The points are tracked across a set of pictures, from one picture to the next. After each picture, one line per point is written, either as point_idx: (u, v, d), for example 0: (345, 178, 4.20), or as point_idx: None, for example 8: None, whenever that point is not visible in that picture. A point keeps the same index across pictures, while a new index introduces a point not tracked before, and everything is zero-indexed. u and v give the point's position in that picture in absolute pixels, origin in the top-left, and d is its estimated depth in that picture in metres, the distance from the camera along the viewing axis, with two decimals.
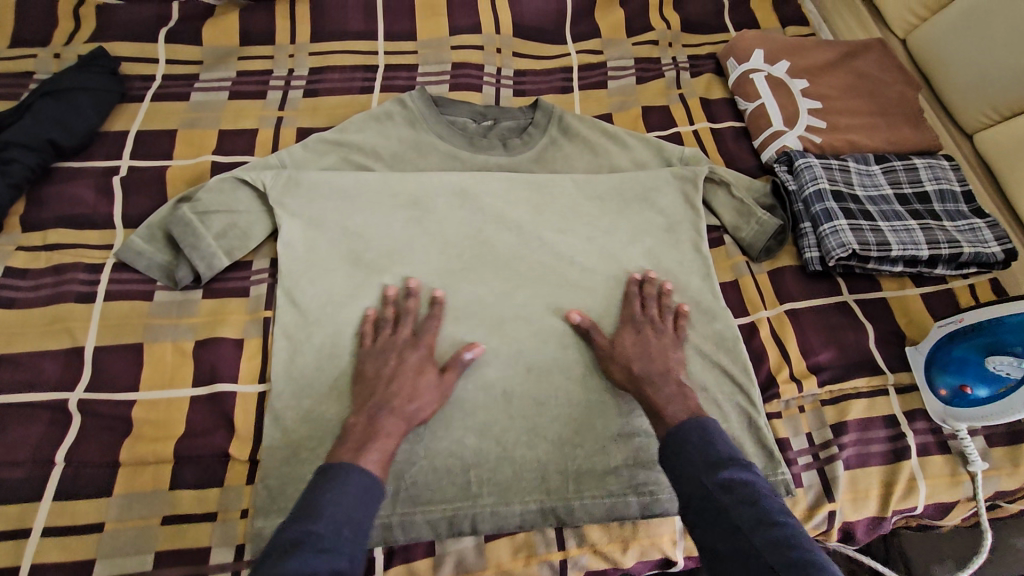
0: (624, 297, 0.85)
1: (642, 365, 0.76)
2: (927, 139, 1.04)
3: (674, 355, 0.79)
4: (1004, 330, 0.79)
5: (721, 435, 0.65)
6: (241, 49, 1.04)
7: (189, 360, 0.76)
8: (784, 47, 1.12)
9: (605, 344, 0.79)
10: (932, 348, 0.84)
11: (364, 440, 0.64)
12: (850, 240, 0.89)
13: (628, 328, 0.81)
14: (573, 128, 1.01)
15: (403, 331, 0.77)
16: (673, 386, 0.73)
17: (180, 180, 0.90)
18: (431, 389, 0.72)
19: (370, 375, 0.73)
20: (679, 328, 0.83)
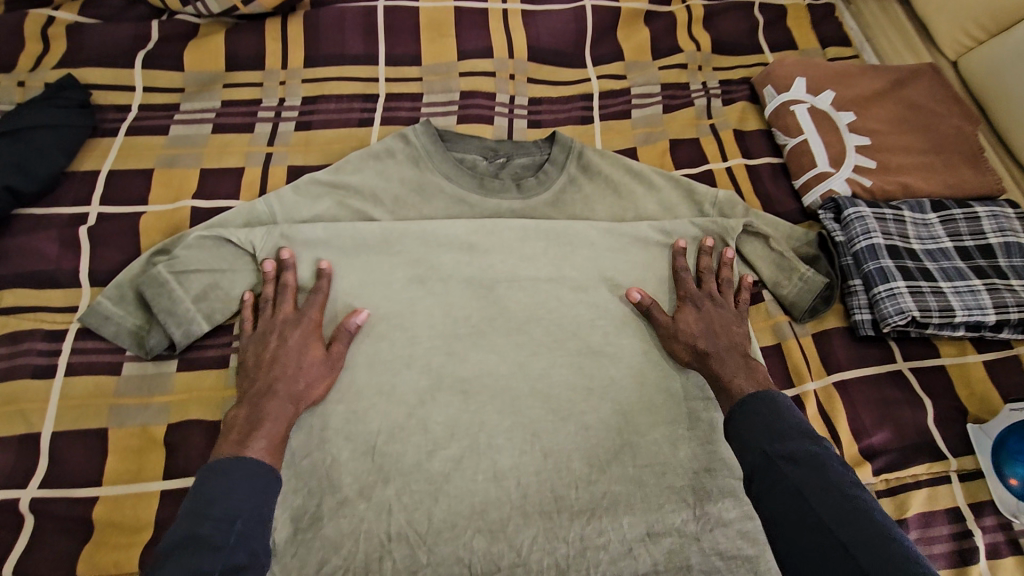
0: (674, 271, 0.83)
1: (710, 341, 0.76)
2: (988, 182, 0.94)
3: (738, 331, 0.78)
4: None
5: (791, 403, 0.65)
6: (226, 74, 0.94)
7: (160, 446, 0.67)
8: (827, 74, 1.01)
9: (667, 319, 0.78)
10: (1002, 432, 0.74)
11: (249, 432, 0.64)
12: (909, 305, 0.79)
13: (689, 304, 0.79)
14: (595, 167, 0.91)
15: (284, 309, 0.72)
16: (739, 360, 0.74)
17: (155, 230, 0.80)
18: (318, 367, 0.70)
19: (251, 362, 0.70)
20: (738, 300, 0.82)
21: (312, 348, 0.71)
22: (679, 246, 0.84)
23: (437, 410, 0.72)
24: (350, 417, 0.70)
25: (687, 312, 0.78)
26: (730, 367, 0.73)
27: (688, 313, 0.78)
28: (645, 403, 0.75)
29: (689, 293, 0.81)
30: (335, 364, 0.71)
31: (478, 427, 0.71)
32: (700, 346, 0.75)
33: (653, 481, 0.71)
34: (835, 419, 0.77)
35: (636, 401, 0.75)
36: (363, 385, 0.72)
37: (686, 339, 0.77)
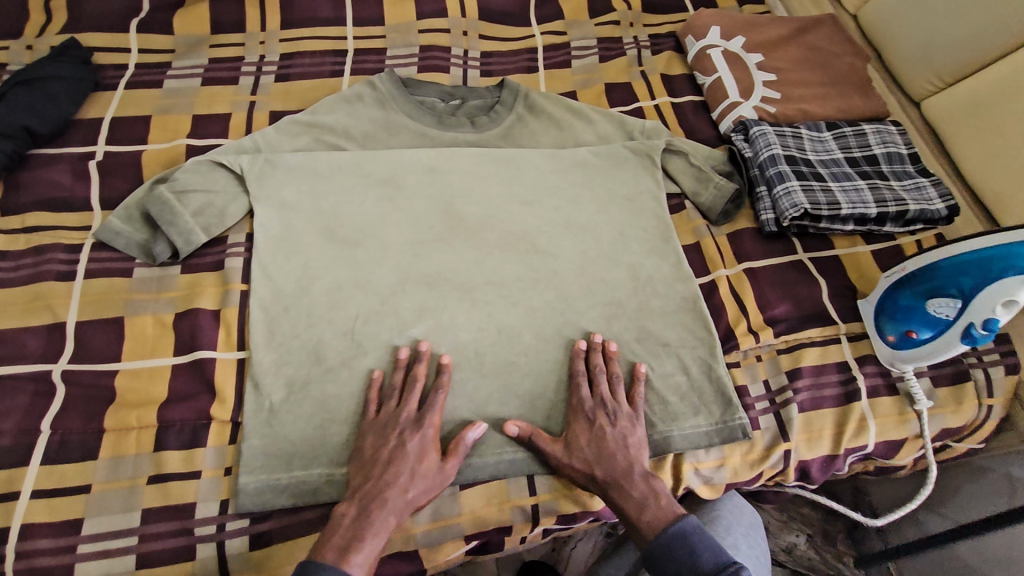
0: (570, 374, 0.81)
1: (604, 467, 0.73)
2: (875, 107, 1.09)
3: (634, 440, 0.75)
4: (941, 273, 0.79)
5: (703, 536, 0.67)
6: (212, 37, 1.06)
7: (169, 331, 0.79)
8: (739, 23, 1.16)
9: (556, 449, 0.74)
10: (880, 297, 0.87)
11: (353, 537, 0.65)
12: (801, 201, 0.93)
13: (576, 421, 0.76)
14: (539, 105, 1.05)
15: (408, 406, 0.74)
16: (641, 485, 0.72)
17: (155, 163, 0.92)
18: (432, 475, 0.70)
19: (367, 455, 0.70)
20: (634, 401, 0.79)
21: (429, 455, 0.71)
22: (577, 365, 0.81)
23: (406, 299, 0.84)
24: (332, 305, 0.82)
25: (578, 433, 0.75)
26: (632, 494, 0.71)
27: (579, 434, 0.75)
28: (583, 289, 0.89)
29: (586, 416, 0.77)
30: (445, 478, 0.71)
31: (442, 310, 0.84)
32: (588, 469, 0.73)
33: None
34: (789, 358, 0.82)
35: (576, 289, 0.89)
36: (342, 280, 0.84)
37: (579, 456, 0.74)
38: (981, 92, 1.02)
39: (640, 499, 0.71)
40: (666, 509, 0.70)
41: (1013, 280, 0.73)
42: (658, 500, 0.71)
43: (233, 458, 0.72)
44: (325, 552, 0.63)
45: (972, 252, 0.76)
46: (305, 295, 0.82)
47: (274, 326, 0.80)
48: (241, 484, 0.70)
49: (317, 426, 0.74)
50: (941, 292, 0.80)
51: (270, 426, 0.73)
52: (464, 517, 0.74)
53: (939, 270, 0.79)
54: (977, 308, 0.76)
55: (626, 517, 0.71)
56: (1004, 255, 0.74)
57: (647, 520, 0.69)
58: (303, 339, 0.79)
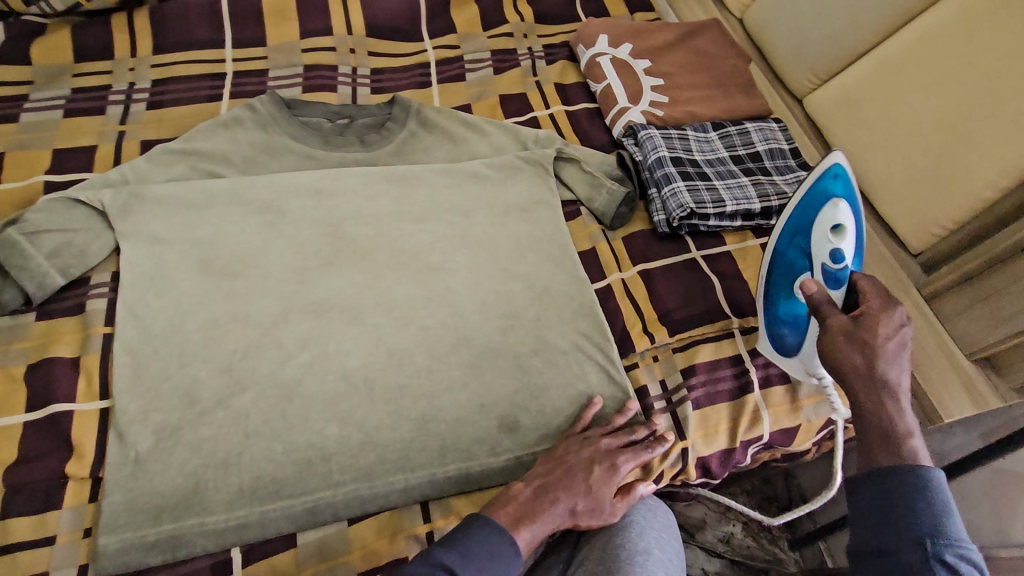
0: (811, 302, 0.69)
1: (881, 385, 0.63)
2: (757, 106, 1.14)
3: (888, 362, 0.63)
4: (784, 259, 0.81)
5: (950, 503, 0.57)
6: (76, 66, 1.00)
7: (20, 385, 0.72)
8: (627, 30, 1.19)
9: (868, 359, 0.63)
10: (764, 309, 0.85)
11: (526, 514, 0.69)
12: (687, 201, 0.95)
13: (890, 316, 0.65)
14: (431, 120, 1.03)
15: (612, 440, 0.77)
16: (904, 414, 0.62)
17: (8, 204, 0.86)
18: (602, 503, 0.72)
19: (558, 456, 0.76)
20: (870, 328, 0.65)
21: (612, 483, 0.74)
22: (817, 290, 0.70)
23: (290, 329, 0.80)
24: (206, 342, 0.77)
25: (890, 316, 0.65)
26: (894, 413, 0.62)
27: (885, 323, 0.65)
28: (478, 303, 0.87)
29: (897, 308, 0.66)
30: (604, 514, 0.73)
31: (327, 336, 0.80)
32: (872, 365, 0.63)
33: (487, 364, 0.82)
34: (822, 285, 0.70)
35: (470, 304, 0.87)
36: (219, 314, 0.79)
37: (858, 348, 0.64)
38: (852, 88, 1.07)
39: (905, 425, 0.61)
40: (920, 450, 0.60)
41: (821, 237, 0.75)
42: (915, 432, 0.62)
43: (93, 518, 0.67)
44: (500, 517, 0.68)
45: (787, 224, 0.80)
46: (177, 333, 0.77)
47: (140, 369, 0.74)
48: (100, 547, 0.64)
49: (190, 474, 0.69)
50: (796, 274, 0.79)
51: (135, 478, 0.68)
52: (354, 554, 0.70)
53: (781, 257, 0.81)
54: (819, 261, 0.75)
55: (877, 434, 0.62)
56: (807, 220, 0.77)
57: (889, 450, 0.61)
58: (174, 380, 0.74)
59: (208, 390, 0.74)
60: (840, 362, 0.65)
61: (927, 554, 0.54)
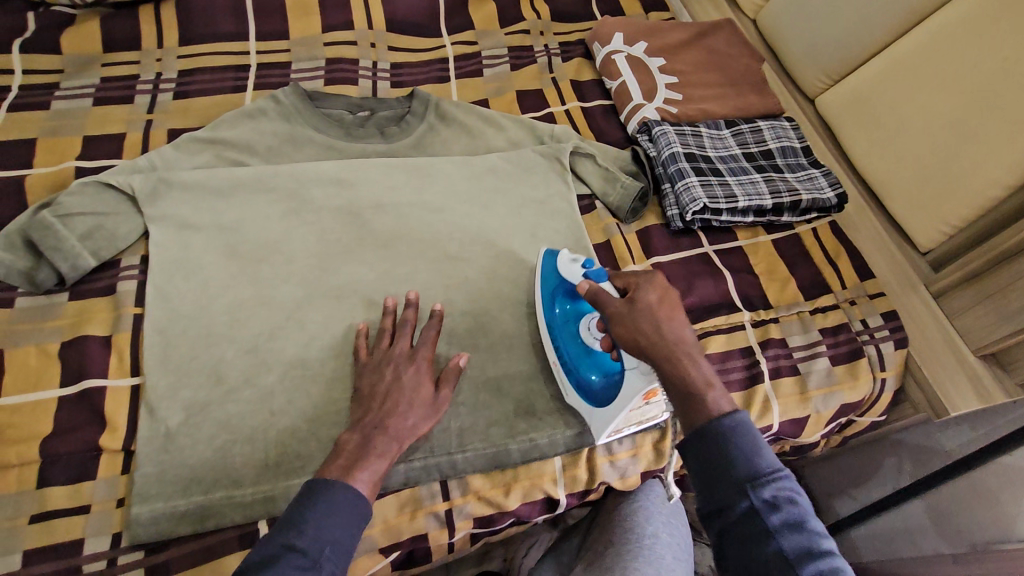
0: (592, 298, 0.72)
1: (668, 346, 0.64)
2: (769, 105, 1.16)
3: (679, 323, 0.66)
4: (563, 317, 0.81)
5: (756, 437, 0.57)
6: (104, 56, 1.03)
7: (55, 361, 0.75)
8: (642, 29, 1.21)
9: (640, 331, 0.66)
10: (581, 389, 0.78)
11: (356, 460, 0.65)
12: (700, 195, 0.98)
13: (644, 287, 0.69)
14: (449, 114, 1.04)
15: (401, 343, 0.76)
16: (699, 368, 0.63)
17: (41, 188, 0.88)
18: (426, 408, 0.72)
19: (365, 391, 0.72)
20: (658, 298, 0.68)
21: (426, 379, 0.73)
22: (590, 286, 0.73)
23: (313, 312, 0.82)
24: (233, 322, 0.79)
25: (644, 292, 0.68)
26: (690, 373, 0.63)
27: (646, 294, 0.68)
28: (495, 291, 0.89)
29: (657, 280, 0.70)
30: (438, 408, 0.73)
31: (349, 320, 0.82)
32: (657, 335, 0.65)
33: (504, 350, 0.84)
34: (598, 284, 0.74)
35: (487, 292, 0.89)
36: (245, 296, 0.81)
37: (647, 322, 0.66)
38: (864, 87, 1.09)
39: (702, 379, 0.62)
40: (718, 396, 0.61)
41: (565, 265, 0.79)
42: (713, 383, 0.62)
43: (126, 489, 0.70)
44: (329, 473, 0.63)
45: (545, 297, 0.83)
46: (205, 313, 0.79)
47: (170, 348, 0.76)
48: (132, 516, 0.67)
49: (218, 448, 0.71)
50: (581, 320, 0.79)
51: (165, 451, 0.70)
52: (375, 529, 0.72)
53: (562, 323, 0.81)
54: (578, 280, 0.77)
55: (678, 398, 0.62)
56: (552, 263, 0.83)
57: (690, 407, 0.61)
58: (202, 359, 0.76)
59: (234, 370, 0.76)
60: (627, 342, 0.66)
61: (752, 499, 0.54)
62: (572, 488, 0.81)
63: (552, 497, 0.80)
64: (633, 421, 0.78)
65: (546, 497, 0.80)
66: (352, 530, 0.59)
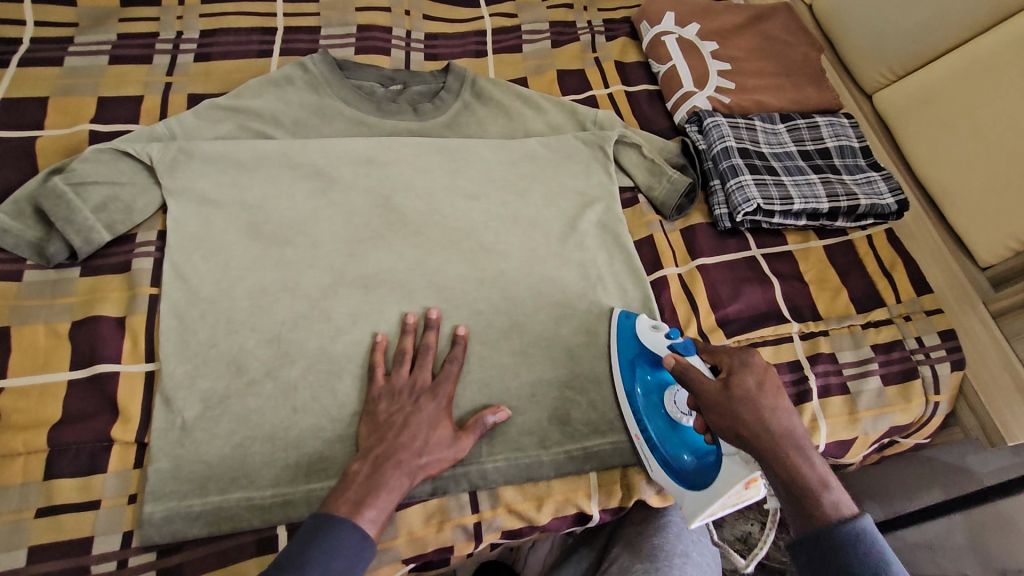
0: (682, 373, 0.65)
1: (777, 438, 0.58)
2: (827, 99, 1.08)
3: (784, 410, 0.60)
4: (646, 396, 0.75)
5: (882, 547, 0.52)
6: (122, 10, 0.96)
7: (65, 341, 0.71)
8: (695, 9, 1.12)
9: (746, 421, 0.59)
10: (679, 480, 0.70)
11: (366, 495, 0.60)
12: (754, 195, 0.91)
13: (743, 369, 0.63)
14: (487, 92, 0.96)
15: (422, 372, 0.72)
16: (812, 463, 0.57)
17: (51, 151, 0.83)
18: (443, 446, 0.67)
19: (381, 419, 0.68)
20: (758, 382, 0.61)
21: (446, 416, 0.69)
22: (677, 360, 0.66)
23: (339, 303, 0.77)
24: (255, 310, 0.74)
25: (746, 377, 0.62)
26: (801, 470, 0.57)
27: (745, 376, 0.62)
28: (530, 290, 0.83)
29: (757, 362, 0.64)
30: (457, 449, 0.68)
31: (377, 314, 0.77)
32: (762, 423, 0.59)
33: (539, 353, 0.79)
34: (686, 357, 0.68)
35: (522, 289, 0.83)
36: (267, 282, 0.76)
37: (750, 411, 0.59)
38: (931, 85, 1.01)
39: (818, 480, 0.56)
40: (837, 499, 0.56)
41: (647, 334, 0.76)
42: (830, 483, 0.57)
43: (138, 484, 0.66)
44: (338, 507, 0.59)
45: (622, 366, 0.78)
46: (225, 298, 0.74)
47: (188, 334, 0.72)
48: (145, 514, 0.63)
49: (236, 445, 0.67)
50: (664, 393, 0.74)
51: (181, 446, 0.66)
52: (399, 540, 0.69)
53: (644, 395, 0.75)
54: (661, 350, 0.73)
55: (790, 502, 0.57)
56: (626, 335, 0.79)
57: (806, 510, 0.55)
58: (221, 348, 0.71)
59: (253, 362, 0.71)
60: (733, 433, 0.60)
61: None
62: (605, 504, 0.77)
63: (584, 511, 0.77)
64: (730, 505, 0.66)
65: (578, 512, 0.76)
66: (358, 565, 0.55)
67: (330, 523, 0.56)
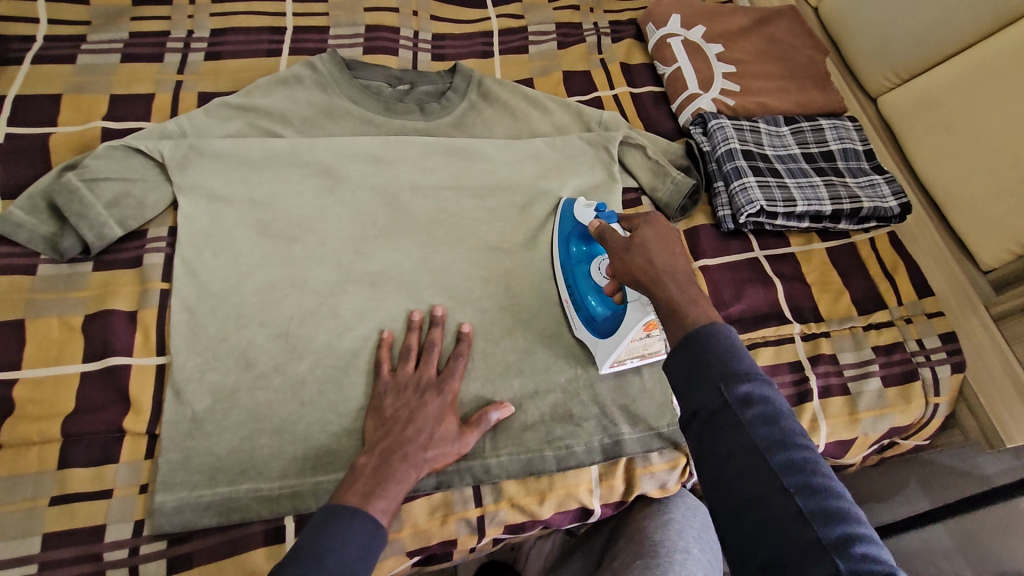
0: (601, 236, 0.69)
1: (661, 273, 0.59)
2: (831, 102, 1.09)
3: (675, 251, 0.61)
4: (573, 260, 0.82)
5: (736, 340, 0.49)
6: (134, 9, 0.97)
7: (79, 334, 0.72)
8: (700, 12, 1.13)
9: (638, 263, 0.61)
10: (592, 333, 0.78)
11: (373, 487, 0.61)
12: (758, 197, 0.92)
13: (645, 223, 0.65)
14: (493, 92, 0.97)
15: (427, 369, 0.73)
16: (689, 288, 0.56)
17: (65, 147, 0.84)
18: (449, 441, 0.68)
19: (387, 414, 0.69)
20: (658, 234, 0.63)
21: (451, 412, 0.70)
22: (600, 225, 0.70)
23: (347, 299, 0.78)
24: (264, 306, 0.75)
25: (644, 229, 0.64)
26: (676, 292, 0.56)
27: (645, 229, 0.64)
28: (534, 288, 0.84)
29: (659, 218, 0.65)
30: (462, 446, 0.69)
31: (383, 311, 0.78)
32: (651, 261, 0.60)
33: (543, 351, 0.80)
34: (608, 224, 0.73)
35: (526, 287, 0.84)
36: (276, 279, 0.77)
37: (642, 254, 0.61)
38: (936, 89, 1.01)
39: (689, 298, 0.55)
40: (706, 309, 0.53)
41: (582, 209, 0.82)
42: (702, 301, 0.55)
43: (149, 475, 0.67)
44: (346, 497, 0.60)
45: (561, 241, 0.84)
46: (235, 294, 0.75)
47: (199, 328, 0.73)
48: (156, 504, 0.64)
49: (245, 437, 0.68)
50: (592, 261, 0.80)
51: (192, 438, 0.67)
52: (404, 532, 0.70)
53: (574, 262, 0.81)
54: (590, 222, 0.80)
55: (665, 318, 0.55)
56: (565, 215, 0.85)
57: (673, 321, 0.54)
58: (231, 343, 0.73)
59: (262, 357, 0.72)
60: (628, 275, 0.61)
61: (728, 400, 0.46)
62: (606, 499, 0.79)
63: (586, 507, 0.78)
64: (635, 353, 0.76)
65: (580, 507, 0.77)
66: (372, 552, 0.56)
67: (340, 513, 0.57)
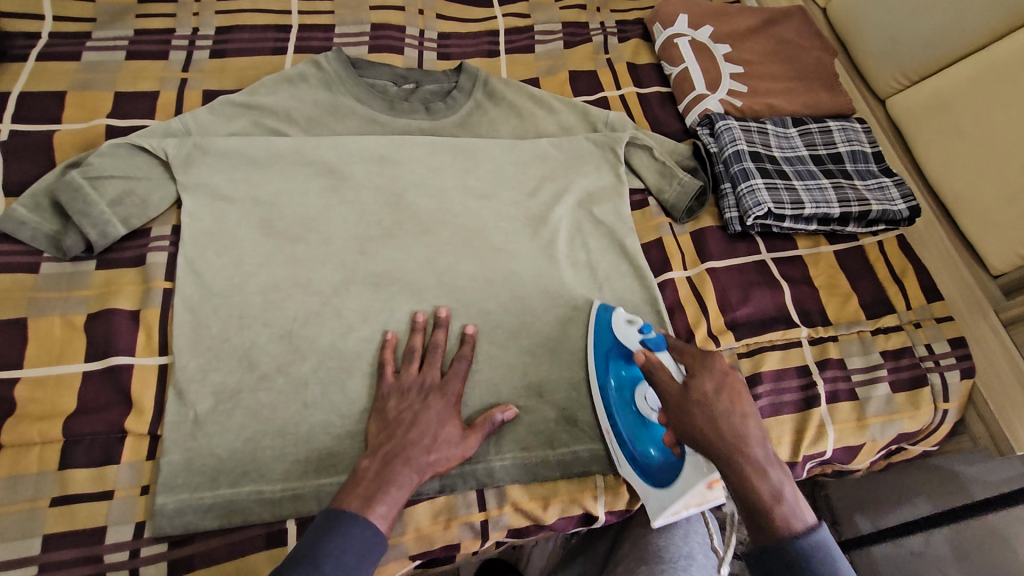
0: (648, 370, 0.68)
1: (733, 440, 0.60)
2: (840, 104, 1.08)
3: (742, 415, 0.62)
4: (615, 389, 0.74)
5: (811, 524, 0.56)
6: (140, 6, 0.97)
7: (81, 333, 0.72)
8: (708, 12, 1.12)
9: (704, 426, 0.62)
10: (644, 480, 0.71)
11: (375, 491, 0.61)
12: (765, 199, 0.91)
13: (703, 373, 0.65)
14: (499, 92, 0.96)
15: (431, 370, 0.72)
16: (766, 466, 0.59)
17: (69, 145, 0.84)
18: (452, 444, 0.68)
19: (390, 416, 0.68)
20: (720, 389, 0.64)
21: (455, 415, 0.70)
22: (646, 355, 0.68)
23: (350, 300, 0.77)
24: (267, 306, 0.75)
25: (704, 381, 0.64)
26: (756, 482, 0.58)
27: (704, 382, 0.64)
28: (539, 290, 0.83)
29: (717, 368, 0.66)
30: (465, 448, 0.69)
31: (386, 312, 0.78)
32: (720, 428, 0.61)
33: (548, 354, 0.80)
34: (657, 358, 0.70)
35: (531, 289, 0.83)
36: (279, 279, 0.76)
37: (706, 417, 0.62)
38: (946, 91, 1.00)
39: (768, 486, 0.58)
40: (788, 507, 0.57)
41: (624, 327, 0.75)
42: (782, 492, 0.58)
43: (151, 476, 0.67)
44: (348, 501, 0.59)
45: (597, 361, 0.77)
46: (238, 293, 0.75)
47: (201, 328, 0.72)
48: (158, 506, 0.64)
49: (247, 439, 0.68)
50: (635, 389, 0.73)
51: (193, 439, 0.67)
52: (407, 536, 0.70)
53: (614, 392, 0.74)
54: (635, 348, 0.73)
55: (735, 492, 0.59)
56: (601, 327, 0.78)
57: (757, 514, 0.57)
58: (233, 343, 0.72)
59: (264, 357, 0.72)
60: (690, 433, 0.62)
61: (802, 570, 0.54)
62: (611, 505, 0.77)
63: (590, 512, 0.76)
64: (693, 505, 0.68)
65: (584, 512, 0.76)
66: (370, 559, 0.56)
67: (341, 518, 0.57)
